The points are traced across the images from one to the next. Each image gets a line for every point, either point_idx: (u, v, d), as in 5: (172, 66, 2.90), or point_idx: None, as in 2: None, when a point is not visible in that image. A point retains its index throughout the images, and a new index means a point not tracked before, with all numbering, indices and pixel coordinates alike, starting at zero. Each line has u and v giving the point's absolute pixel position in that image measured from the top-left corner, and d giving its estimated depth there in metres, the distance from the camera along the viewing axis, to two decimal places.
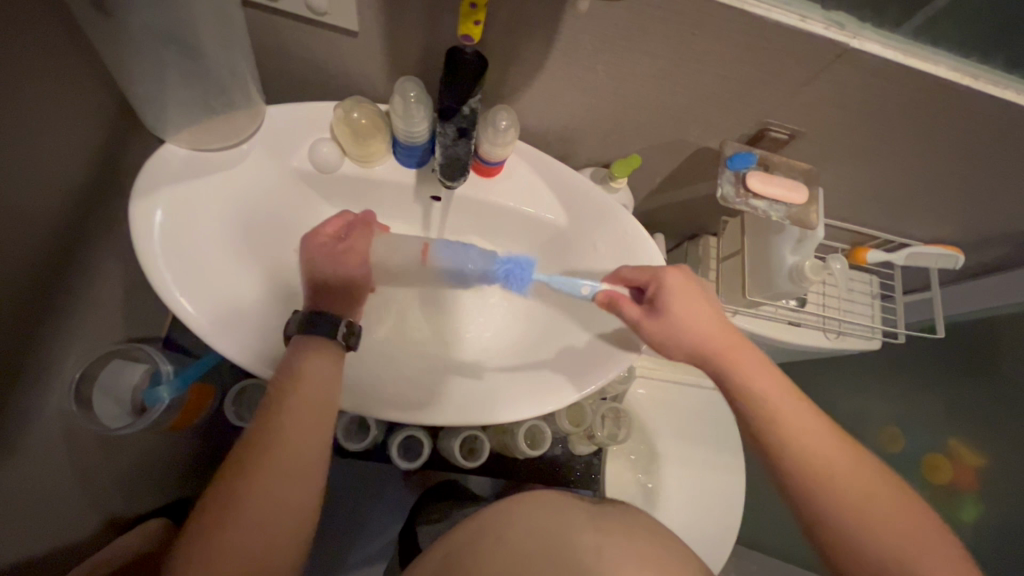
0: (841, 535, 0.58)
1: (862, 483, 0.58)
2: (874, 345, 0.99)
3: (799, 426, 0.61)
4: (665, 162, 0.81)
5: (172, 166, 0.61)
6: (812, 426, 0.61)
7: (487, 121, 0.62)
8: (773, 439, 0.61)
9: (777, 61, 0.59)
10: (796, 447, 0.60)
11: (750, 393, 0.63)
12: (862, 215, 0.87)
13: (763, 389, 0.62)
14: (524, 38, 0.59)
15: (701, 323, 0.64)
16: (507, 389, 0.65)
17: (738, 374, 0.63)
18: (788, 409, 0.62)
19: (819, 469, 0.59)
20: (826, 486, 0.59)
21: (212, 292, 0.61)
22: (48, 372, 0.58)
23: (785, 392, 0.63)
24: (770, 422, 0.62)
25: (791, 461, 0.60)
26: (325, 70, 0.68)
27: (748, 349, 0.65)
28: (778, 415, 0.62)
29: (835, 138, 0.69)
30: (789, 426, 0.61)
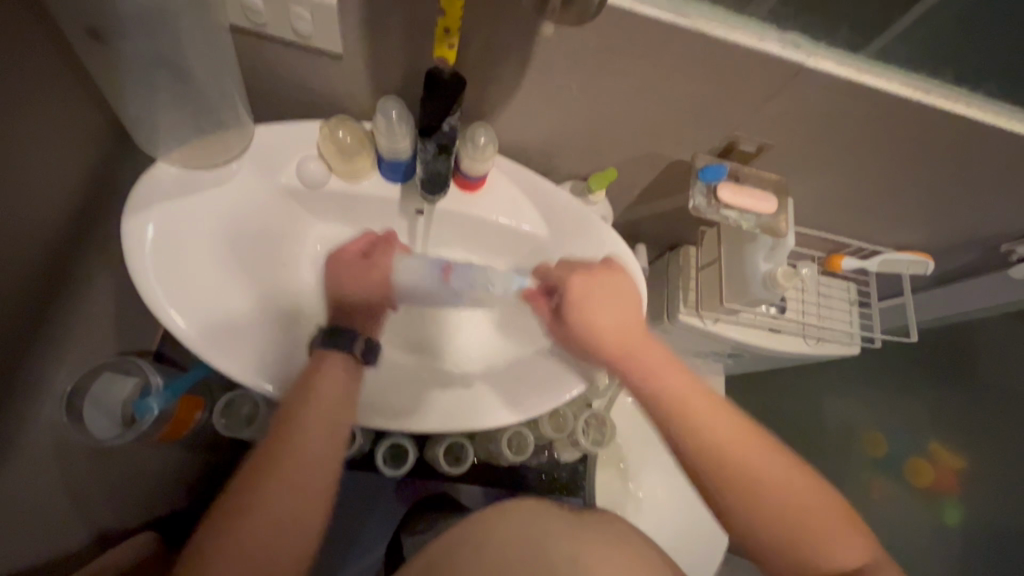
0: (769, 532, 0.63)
1: (777, 479, 0.63)
2: (853, 349, 1.02)
3: (711, 429, 0.64)
4: (643, 175, 0.84)
5: (164, 184, 0.64)
6: (730, 434, 0.64)
7: (467, 138, 0.66)
8: (691, 455, 0.65)
9: (739, 78, 0.62)
10: (701, 456, 0.64)
11: (658, 398, 0.66)
12: (834, 223, 0.90)
13: (666, 395, 0.66)
14: (500, 59, 0.62)
15: (611, 331, 0.67)
16: (480, 401, 0.67)
17: (650, 385, 0.66)
18: (711, 418, 0.65)
19: (740, 474, 0.63)
20: (754, 489, 0.63)
21: (202, 306, 0.63)
22: (39, 384, 0.59)
23: (701, 397, 0.66)
24: (687, 439, 0.65)
25: (709, 464, 0.64)
26: (312, 91, 0.71)
27: (653, 351, 0.67)
28: (697, 428, 0.64)
29: (801, 150, 0.73)
30: (706, 442, 0.64)
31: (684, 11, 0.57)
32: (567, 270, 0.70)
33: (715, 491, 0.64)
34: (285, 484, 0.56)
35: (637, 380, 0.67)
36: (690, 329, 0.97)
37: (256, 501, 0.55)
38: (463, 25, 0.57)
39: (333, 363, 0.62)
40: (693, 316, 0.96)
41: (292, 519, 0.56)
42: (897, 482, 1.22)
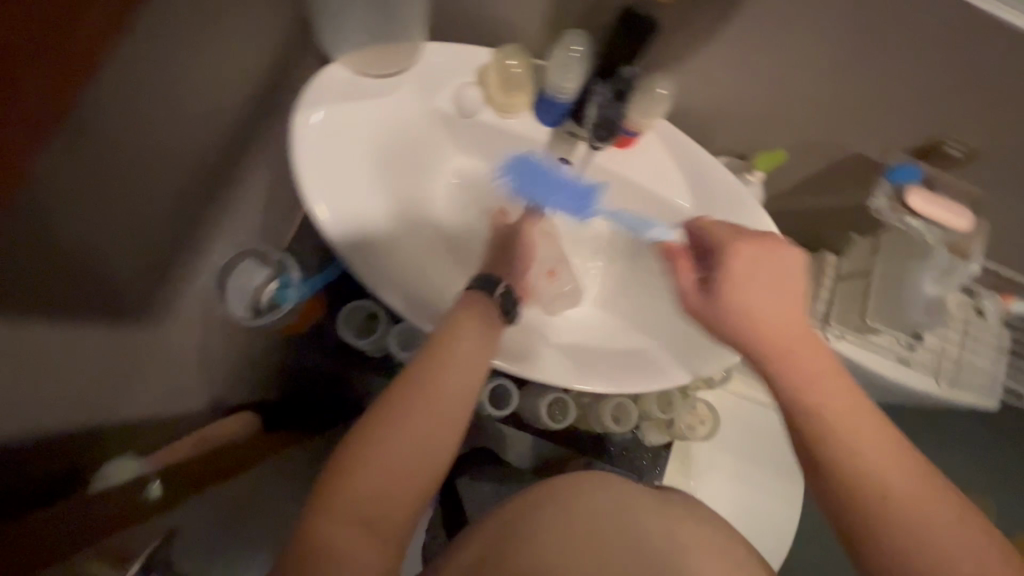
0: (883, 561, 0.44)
1: (916, 497, 0.44)
2: (989, 404, 0.90)
3: (852, 433, 0.47)
4: (806, 166, 0.76)
5: (335, 86, 0.64)
6: (853, 403, 0.48)
7: (641, 89, 0.62)
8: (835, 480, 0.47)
9: (984, 64, 0.53)
10: (815, 415, 0.48)
11: (801, 403, 0.49)
12: (1013, 259, 0.79)
13: (827, 409, 0.48)
14: (703, 4, 0.57)
15: (774, 317, 0.51)
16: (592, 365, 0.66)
17: (807, 394, 0.49)
18: (844, 394, 0.49)
19: (854, 477, 0.46)
20: (870, 500, 0.45)
21: (348, 207, 0.63)
22: (196, 255, 0.66)
23: (808, 351, 0.51)
24: (818, 443, 0.48)
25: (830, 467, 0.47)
26: (484, 18, 0.69)
27: (817, 355, 0.50)
28: (798, 388, 0.50)
29: (1015, 166, 0.63)
30: (851, 450, 0.46)
31: None
32: (733, 228, 0.56)
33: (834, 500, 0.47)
34: (414, 430, 0.47)
35: (786, 389, 0.50)
36: None
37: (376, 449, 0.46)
38: None
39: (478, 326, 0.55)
40: (817, 328, 0.85)
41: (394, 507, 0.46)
42: None
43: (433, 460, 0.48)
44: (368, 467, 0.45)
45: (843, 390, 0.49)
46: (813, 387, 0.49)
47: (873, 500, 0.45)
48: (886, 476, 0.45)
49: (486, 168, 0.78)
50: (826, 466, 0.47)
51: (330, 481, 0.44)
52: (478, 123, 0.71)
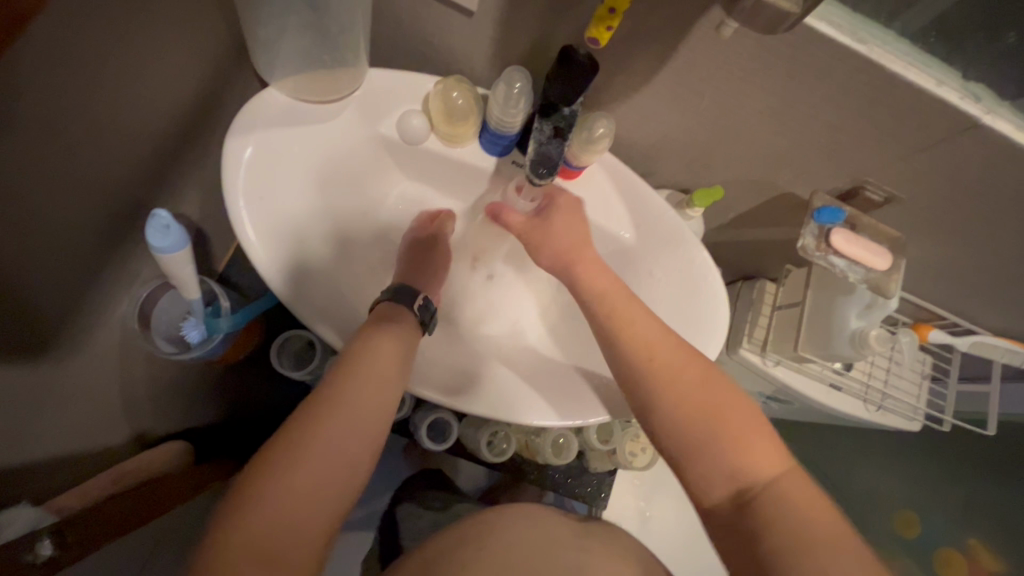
0: (685, 439, 0.50)
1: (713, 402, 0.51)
2: (912, 425, 0.95)
3: (645, 344, 0.55)
4: (744, 200, 0.78)
5: (271, 109, 0.62)
6: (725, 410, 0.50)
7: (584, 126, 0.64)
8: (663, 413, 0.52)
9: (896, 121, 0.56)
10: (656, 402, 0.53)
11: (595, 297, 0.61)
12: (934, 293, 0.83)
13: (631, 348, 0.56)
14: (641, 48, 0.58)
15: (567, 236, 0.66)
16: (526, 394, 0.63)
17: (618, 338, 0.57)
18: (669, 354, 0.54)
19: (662, 377, 0.53)
20: (679, 397, 0.52)
21: (282, 235, 0.61)
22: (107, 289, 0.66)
23: (680, 362, 0.54)
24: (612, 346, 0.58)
25: (639, 380, 0.54)
26: (431, 44, 0.68)
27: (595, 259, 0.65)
28: (653, 390, 0.53)
29: (931, 210, 0.66)
30: (654, 364, 0.54)
31: (860, 33, 0.51)
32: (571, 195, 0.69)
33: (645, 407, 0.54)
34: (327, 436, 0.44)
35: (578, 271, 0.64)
36: (749, 365, 0.92)
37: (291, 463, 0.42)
38: (628, 7, 0.53)
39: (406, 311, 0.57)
40: (754, 353, 0.91)
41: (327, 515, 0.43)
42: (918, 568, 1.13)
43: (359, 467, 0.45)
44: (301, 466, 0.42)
45: (711, 409, 0.50)
46: (648, 344, 0.55)
47: (732, 496, 0.47)
48: (752, 461, 0.47)
49: (433, 193, 0.77)
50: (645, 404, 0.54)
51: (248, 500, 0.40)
52: (423, 150, 0.70)
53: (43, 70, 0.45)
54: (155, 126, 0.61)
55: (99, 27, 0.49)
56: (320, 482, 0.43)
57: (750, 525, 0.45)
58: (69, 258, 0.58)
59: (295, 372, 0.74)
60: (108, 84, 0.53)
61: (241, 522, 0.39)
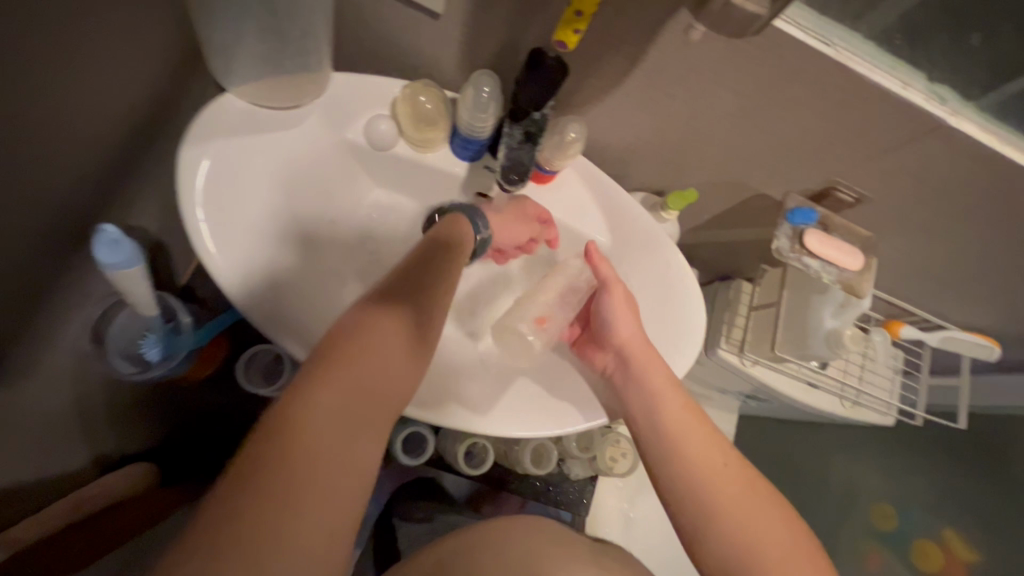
0: (731, 570, 0.50)
1: (775, 540, 0.50)
2: (887, 420, 0.97)
3: (693, 458, 0.54)
4: (718, 202, 0.78)
5: (230, 116, 0.60)
6: (788, 555, 0.49)
7: (554, 130, 0.63)
8: (705, 518, 0.51)
9: (864, 123, 0.57)
10: (710, 518, 0.51)
11: (648, 404, 0.58)
12: (905, 290, 0.85)
13: (690, 456, 0.54)
14: (610, 51, 0.57)
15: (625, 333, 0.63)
16: (503, 405, 0.62)
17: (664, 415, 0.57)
18: (716, 461, 0.54)
19: (717, 501, 0.52)
20: (745, 527, 0.50)
21: (245, 247, 0.58)
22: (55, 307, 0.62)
23: (728, 470, 0.54)
24: (674, 462, 0.54)
25: (686, 489, 0.53)
26: (398, 48, 0.66)
27: (654, 359, 0.61)
28: (691, 479, 0.53)
29: (901, 210, 0.67)
30: (696, 478, 0.53)
31: (827, 36, 0.51)
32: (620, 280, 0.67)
33: (692, 529, 0.52)
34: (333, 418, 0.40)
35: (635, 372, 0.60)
36: (728, 366, 0.92)
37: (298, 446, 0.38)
38: (596, 9, 0.52)
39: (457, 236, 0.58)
40: (733, 353, 0.91)
41: (348, 488, 0.39)
42: (897, 559, 1.15)
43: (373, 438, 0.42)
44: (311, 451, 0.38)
45: (751, 510, 0.51)
46: (696, 457, 0.54)
47: None
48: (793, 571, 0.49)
49: (405, 199, 0.75)
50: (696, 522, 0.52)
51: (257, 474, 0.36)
52: (392, 156, 0.68)
53: None
54: (105, 134, 0.58)
55: (38, 31, 0.46)
56: (334, 452, 0.39)
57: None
58: (14, 282, 0.54)
59: (264, 389, 0.72)
60: (50, 92, 0.50)
61: (256, 496, 0.35)
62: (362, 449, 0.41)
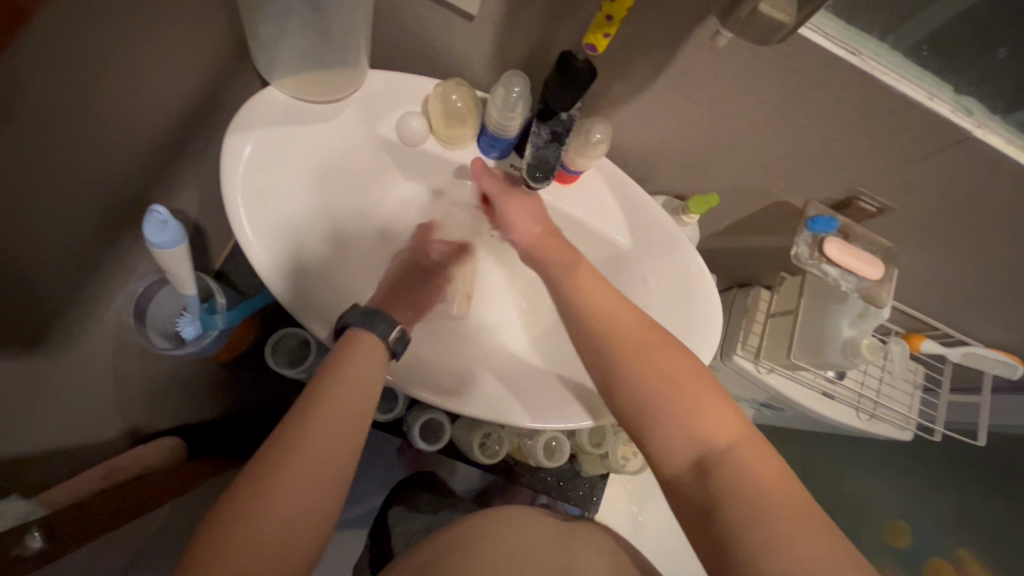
0: (635, 400, 0.52)
1: (680, 372, 0.52)
2: (903, 435, 0.96)
3: (598, 312, 0.58)
4: (740, 208, 0.79)
5: (270, 109, 0.63)
6: (687, 379, 0.52)
7: (580, 131, 0.64)
8: (620, 388, 0.54)
9: (889, 133, 0.57)
10: (617, 368, 0.54)
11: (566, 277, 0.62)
12: (927, 304, 0.84)
13: (594, 309, 0.58)
14: (639, 56, 0.59)
15: (525, 229, 0.68)
16: (518, 397, 0.63)
17: (574, 286, 0.61)
18: (640, 338, 0.55)
19: (608, 333, 0.56)
20: (637, 362, 0.53)
21: (279, 233, 0.61)
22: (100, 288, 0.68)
23: (645, 345, 0.54)
24: (582, 316, 0.58)
25: (589, 337, 0.57)
26: (431, 47, 0.69)
27: (563, 247, 0.66)
28: (621, 365, 0.54)
29: (923, 221, 0.67)
30: (602, 322, 0.57)
31: (855, 45, 0.52)
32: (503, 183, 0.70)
33: (601, 380, 0.55)
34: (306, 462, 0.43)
35: (549, 259, 0.65)
36: (742, 371, 0.93)
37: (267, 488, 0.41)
38: (627, 14, 0.54)
39: (366, 348, 0.53)
40: (748, 360, 0.91)
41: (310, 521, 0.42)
42: None
43: (339, 477, 0.45)
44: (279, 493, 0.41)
45: (677, 381, 0.51)
46: (603, 307, 0.58)
47: (689, 464, 0.49)
48: (709, 433, 0.49)
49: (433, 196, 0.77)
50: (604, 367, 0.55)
51: (242, 511, 0.40)
52: (421, 151, 0.70)
53: (44, 67, 0.45)
54: (155, 123, 0.62)
55: (103, 24, 0.50)
56: (304, 485, 0.42)
57: (710, 503, 0.46)
58: (72, 259, 0.60)
59: (290, 370, 0.75)
60: (109, 82, 0.53)
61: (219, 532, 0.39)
62: (329, 490, 0.44)
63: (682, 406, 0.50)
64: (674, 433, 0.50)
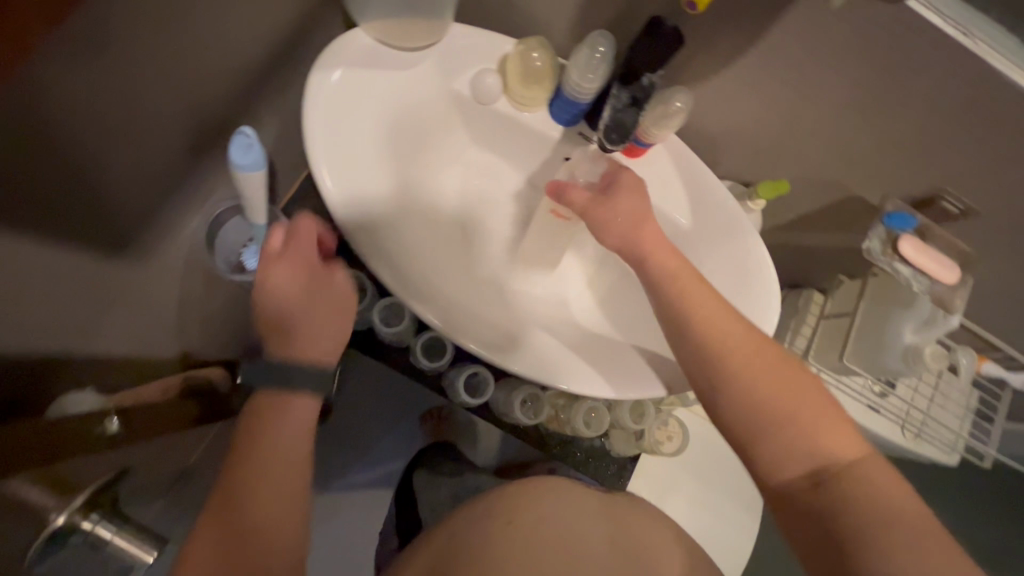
0: (747, 418, 0.53)
1: (785, 387, 0.53)
2: (950, 459, 0.92)
3: (702, 321, 0.56)
4: (807, 201, 0.76)
5: (356, 50, 0.64)
6: (797, 393, 0.53)
7: (661, 99, 0.63)
8: (732, 409, 0.53)
9: (989, 126, 0.55)
10: (726, 386, 0.54)
11: (665, 279, 0.59)
12: (993, 322, 0.80)
13: (699, 322, 0.56)
14: (730, 25, 0.58)
15: (626, 213, 0.62)
16: (567, 359, 0.64)
17: (677, 288, 0.58)
18: (746, 350, 0.54)
19: (715, 353, 0.54)
20: (747, 380, 0.53)
21: (350, 174, 0.62)
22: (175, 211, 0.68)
23: (759, 360, 0.54)
24: (681, 329, 0.57)
25: (691, 351, 0.56)
26: (514, 6, 0.69)
27: (660, 240, 0.62)
28: (731, 381, 0.53)
29: (1007, 229, 0.64)
30: (709, 334, 0.55)
31: (968, 27, 0.50)
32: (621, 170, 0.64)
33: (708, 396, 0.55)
34: (271, 470, 0.53)
35: (648, 259, 0.60)
36: None
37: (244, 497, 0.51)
38: None
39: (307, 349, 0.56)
40: None
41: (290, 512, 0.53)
42: None
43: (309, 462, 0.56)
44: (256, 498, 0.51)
45: (783, 391, 0.53)
46: (703, 317, 0.56)
47: (805, 476, 0.51)
48: (826, 444, 0.51)
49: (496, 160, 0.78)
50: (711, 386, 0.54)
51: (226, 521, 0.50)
52: (493, 110, 0.70)
53: None
54: (243, 55, 0.64)
55: None
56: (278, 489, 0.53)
57: (829, 511, 0.48)
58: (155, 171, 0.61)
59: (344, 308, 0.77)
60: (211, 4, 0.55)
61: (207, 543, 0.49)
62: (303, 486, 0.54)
63: (799, 420, 0.52)
64: (789, 449, 0.51)
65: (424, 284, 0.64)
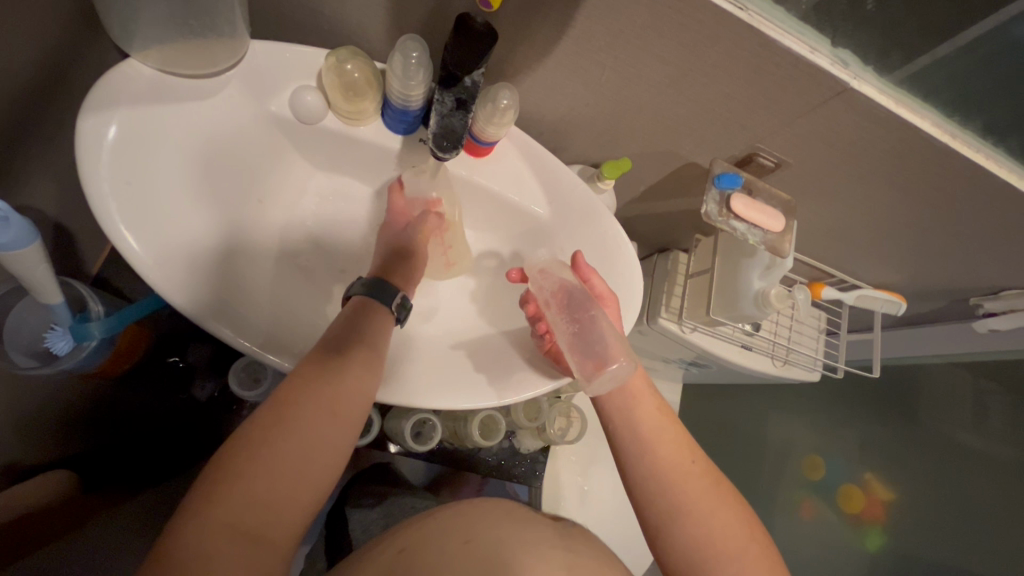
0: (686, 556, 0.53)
1: (731, 535, 0.54)
2: (813, 376, 1.03)
3: (661, 464, 0.56)
4: (652, 172, 0.80)
5: (134, 84, 0.55)
6: (743, 541, 0.53)
7: (488, 97, 0.62)
8: (674, 550, 0.54)
9: (780, 88, 0.60)
10: (672, 527, 0.54)
11: (629, 414, 0.59)
12: (824, 252, 0.90)
13: (657, 461, 0.57)
14: (539, 18, 0.57)
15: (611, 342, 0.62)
16: (444, 376, 0.62)
17: (643, 424, 0.59)
18: (699, 492, 0.55)
19: (668, 497, 0.55)
20: (696, 525, 0.54)
21: (161, 228, 0.54)
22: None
23: (713, 496, 0.55)
24: (647, 469, 0.56)
25: (650, 491, 0.56)
26: (319, 14, 0.63)
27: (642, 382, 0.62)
28: (677, 524, 0.54)
29: (815, 174, 0.72)
30: (665, 477, 0.56)
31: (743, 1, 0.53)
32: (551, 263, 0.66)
33: (654, 532, 0.55)
34: (289, 456, 0.44)
35: (620, 395, 0.61)
36: (667, 333, 0.96)
37: (249, 474, 0.42)
38: None
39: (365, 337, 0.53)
40: (672, 322, 0.94)
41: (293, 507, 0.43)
42: (827, 507, 1.24)
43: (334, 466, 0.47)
44: (274, 460, 0.43)
45: (729, 537, 0.53)
46: (671, 463, 0.56)
47: None
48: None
49: (340, 179, 0.73)
50: (657, 532, 0.55)
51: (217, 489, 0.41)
52: (321, 129, 0.65)
53: None
54: None
55: None
56: (291, 473, 0.43)
57: None
58: None
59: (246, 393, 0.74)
60: None
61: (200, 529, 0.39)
62: (289, 506, 0.43)
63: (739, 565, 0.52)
64: None
65: (276, 331, 0.58)
